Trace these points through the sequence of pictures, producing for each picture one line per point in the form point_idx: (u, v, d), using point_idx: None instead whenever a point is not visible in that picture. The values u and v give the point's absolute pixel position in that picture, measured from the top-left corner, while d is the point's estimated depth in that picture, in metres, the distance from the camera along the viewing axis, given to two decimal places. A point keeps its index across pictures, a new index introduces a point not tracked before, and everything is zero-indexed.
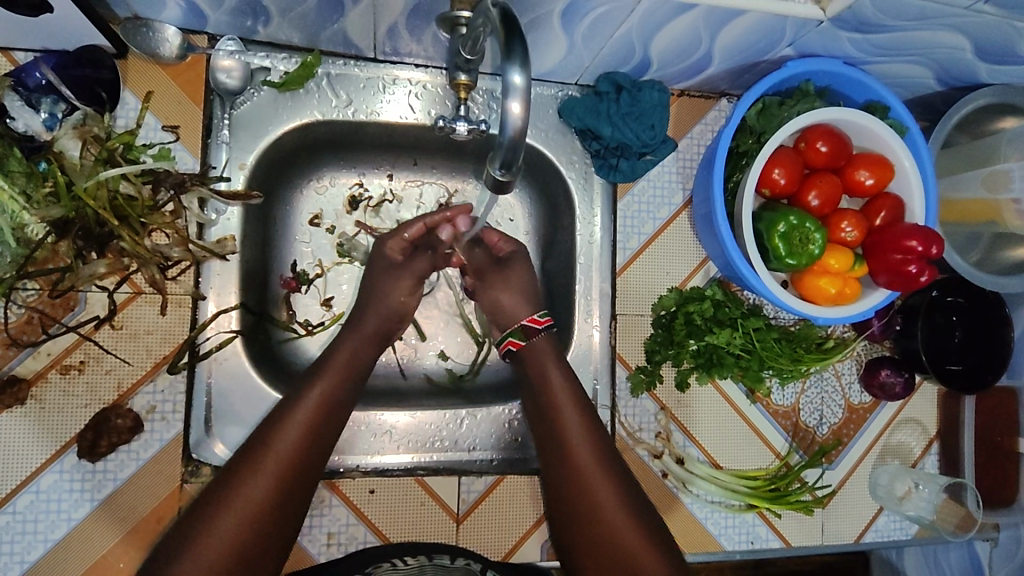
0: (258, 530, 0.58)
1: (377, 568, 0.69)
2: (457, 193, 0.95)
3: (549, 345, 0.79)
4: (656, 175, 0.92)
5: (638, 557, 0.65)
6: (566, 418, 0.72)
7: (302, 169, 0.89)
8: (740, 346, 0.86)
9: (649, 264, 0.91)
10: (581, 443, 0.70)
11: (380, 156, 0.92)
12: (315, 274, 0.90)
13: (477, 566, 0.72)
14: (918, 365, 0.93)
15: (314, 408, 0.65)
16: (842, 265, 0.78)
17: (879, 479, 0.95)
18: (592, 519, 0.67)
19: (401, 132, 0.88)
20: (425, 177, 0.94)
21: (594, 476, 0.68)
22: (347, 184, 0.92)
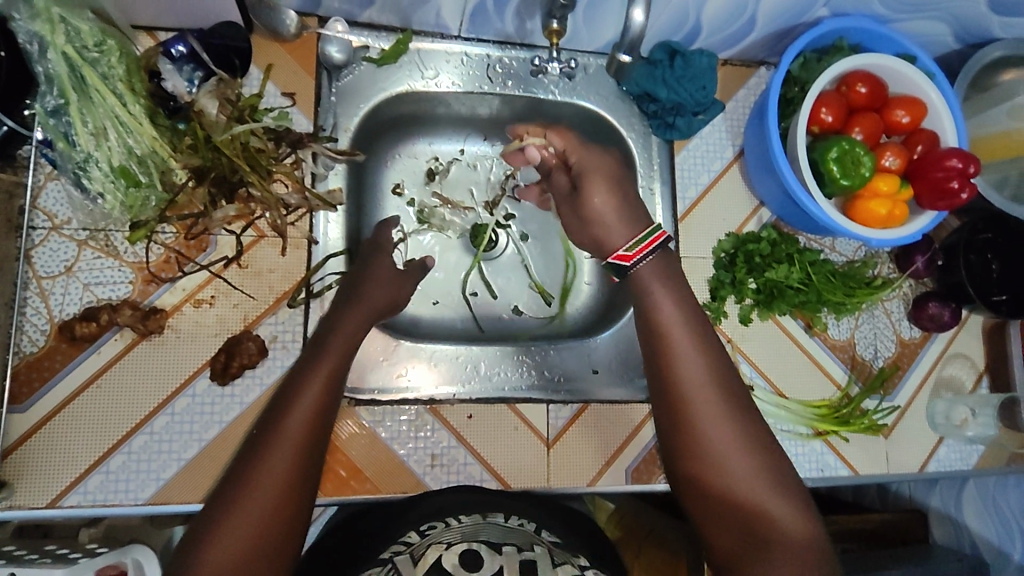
0: (271, 518, 0.60)
1: (431, 530, 0.68)
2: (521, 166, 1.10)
3: (642, 280, 0.76)
4: (707, 133, 1.02)
5: (755, 502, 0.65)
6: (674, 344, 0.71)
7: (393, 142, 1.05)
8: (798, 280, 0.94)
9: (706, 212, 1.00)
10: (688, 368, 0.70)
11: (455, 132, 1.07)
12: (398, 239, 1.04)
13: (532, 525, 0.71)
14: (963, 296, 1.00)
15: (326, 374, 0.70)
16: (891, 188, 0.85)
17: (935, 408, 1.01)
18: (704, 456, 0.67)
19: (478, 111, 1.04)
20: (492, 152, 1.10)
21: (703, 416, 0.68)
22: (426, 159, 1.07)
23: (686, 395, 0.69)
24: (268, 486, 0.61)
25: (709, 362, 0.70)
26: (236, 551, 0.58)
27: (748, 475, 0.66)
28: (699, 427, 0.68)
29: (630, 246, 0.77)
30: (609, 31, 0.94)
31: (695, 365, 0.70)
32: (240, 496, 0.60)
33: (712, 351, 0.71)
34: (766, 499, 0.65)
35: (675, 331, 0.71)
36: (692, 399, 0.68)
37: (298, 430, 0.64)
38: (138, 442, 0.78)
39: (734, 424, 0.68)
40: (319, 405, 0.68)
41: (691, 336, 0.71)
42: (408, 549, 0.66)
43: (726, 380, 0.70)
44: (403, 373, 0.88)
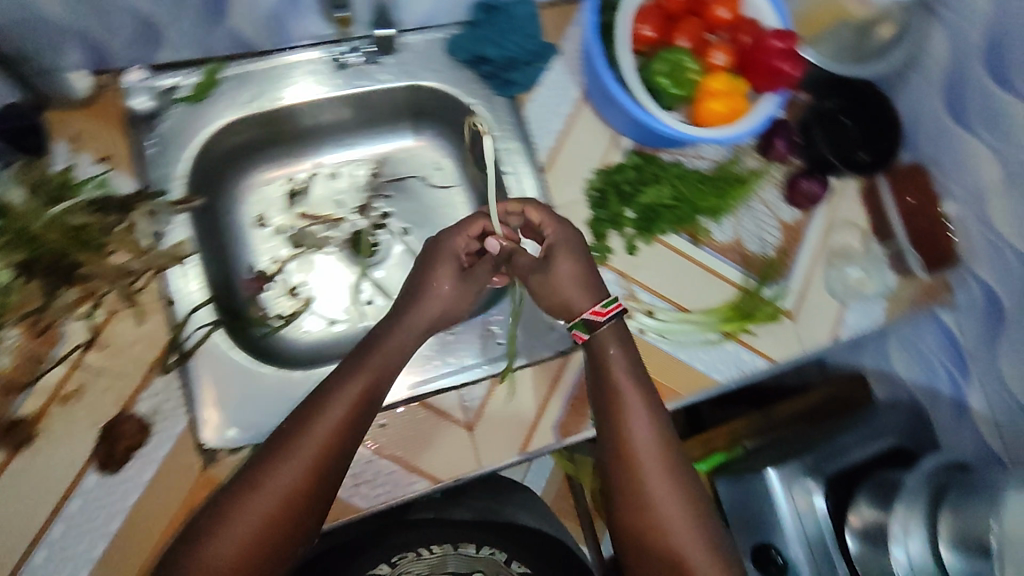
0: (266, 539, 0.69)
1: (404, 560, 1.02)
2: (382, 162, 1.09)
3: (604, 341, 0.83)
4: (550, 80, 1.01)
5: (682, 548, 0.77)
6: (625, 411, 0.80)
7: (240, 175, 1.02)
8: (670, 197, 0.96)
9: (568, 156, 0.99)
10: (646, 454, 0.79)
11: (304, 148, 1.06)
12: (273, 270, 1.02)
13: (501, 556, 1.05)
14: (829, 165, 1.03)
15: (359, 392, 0.76)
16: (723, 86, 0.86)
17: (832, 278, 1.04)
18: (641, 504, 0.78)
19: (320, 120, 1.02)
20: (349, 156, 1.09)
21: (647, 474, 0.78)
22: (283, 182, 1.05)
23: (637, 464, 0.79)
24: (268, 509, 0.69)
25: (662, 445, 0.79)
26: (250, 525, 0.69)
27: (680, 525, 0.77)
28: (642, 488, 0.78)
29: (604, 303, 0.84)
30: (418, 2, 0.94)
31: (649, 448, 0.79)
32: (262, 482, 0.70)
33: (655, 409, 0.81)
34: (688, 532, 0.77)
35: (625, 398, 0.81)
36: (636, 455, 0.79)
37: (323, 439, 0.72)
38: (39, 557, 0.74)
39: (674, 482, 0.79)
40: (334, 441, 0.73)
41: (648, 410, 0.80)
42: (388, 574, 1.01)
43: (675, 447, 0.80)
44: None
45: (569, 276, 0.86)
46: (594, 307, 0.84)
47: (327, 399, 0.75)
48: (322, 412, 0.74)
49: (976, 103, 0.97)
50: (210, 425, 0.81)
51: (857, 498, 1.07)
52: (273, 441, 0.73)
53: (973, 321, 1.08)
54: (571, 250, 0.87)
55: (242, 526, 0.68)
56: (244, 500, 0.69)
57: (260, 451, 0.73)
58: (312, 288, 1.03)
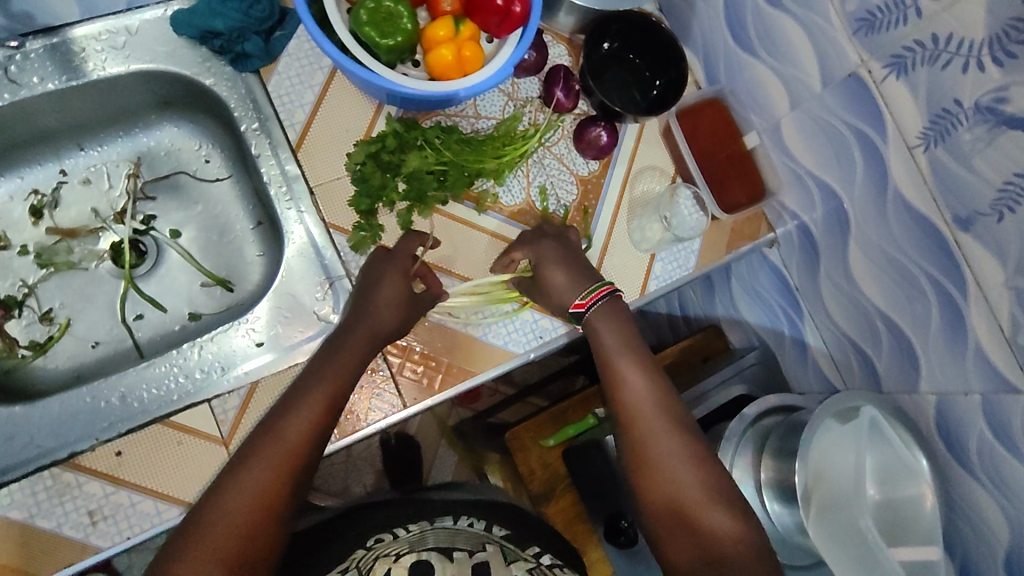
0: (252, 533, 0.68)
1: (378, 541, 0.87)
2: (141, 163, 0.99)
3: (595, 321, 0.86)
4: (297, 49, 0.91)
5: (709, 529, 0.74)
6: (625, 377, 0.84)
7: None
8: (436, 163, 0.87)
9: (323, 130, 0.90)
10: (656, 430, 0.80)
11: (42, 156, 0.95)
12: (23, 295, 0.91)
13: (482, 523, 0.92)
14: (615, 113, 0.96)
15: (329, 388, 0.76)
16: (448, 31, 0.78)
17: (636, 229, 0.97)
18: (667, 501, 0.77)
19: (45, 122, 0.90)
20: (101, 160, 0.98)
21: (665, 465, 0.79)
22: (24, 197, 0.95)
23: (650, 452, 0.79)
24: (245, 508, 0.68)
25: (666, 406, 0.83)
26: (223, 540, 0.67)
27: (699, 504, 0.76)
28: (662, 468, 0.78)
29: (584, 296, 0.86)
30: None
31: (661, 425, 0.81)
32: (233, 487, 0.69)
33: (682, 416, 0.82)
34: (709, 513, 0.75)
35: (617, 361, 0.85)
36: (644, 438, 0.80)
37: (296, 439, 0.73)
38: None
39: (697, 461, 0.79)
40: (311, 431, 0.74)
41: (665, 405, 0.82)
42: (356, 562, 0.84)
43: (669, 399, 0.83)
44: (34, 440, 0.75)
45: (559, 280, 0.88)
46: (575, 304, 0.86)
47: (296, 400, 0.75)
48: (291, 415, 0.74)
49: (753, 23, 0.91)
50: None
51: None
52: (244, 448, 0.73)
53: (794, 253, 1.02)
54: (562, 261, 0.88)
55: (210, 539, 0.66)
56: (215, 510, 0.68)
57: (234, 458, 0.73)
58: (71, 309, 0.93)
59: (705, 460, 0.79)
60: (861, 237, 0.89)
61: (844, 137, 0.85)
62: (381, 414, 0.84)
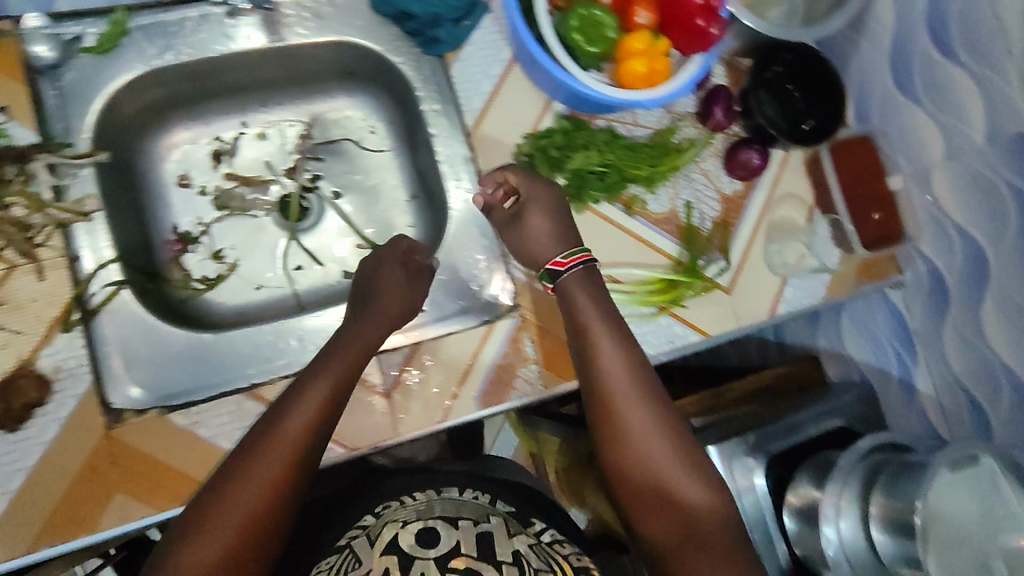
0: (273, 487, 0.69)
1: (386, 507, 0.88)
2: (313, 124, 1.06)
3: (569, 286, 0.86)
4: (481, 38, 0.97)
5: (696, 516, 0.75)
6: (601, 348, 0.81)
7: (163, 138, 0.98)
8: (597, 163, 0.92)
9: (496, 119, 0.96)
10: (632, 417, 0.78)
11: (228, 106, 1.01)
12: (198, 233, 0.99)
13: (485, 497, 0.92)
14: (769, 137, 0.99)
15: (322, 398, 0.74)
16: (644, 44, 0.81)
17: (774, 252, 1.01)
18: (655, 488, 0.76)
19: (239, 73, 0.96)
20: (277, 117, 1.05)
21: (653, 452, 0.77)
22: (207, 141, 1.01)
23: (626, 442, 0.78)
24: (247, 504, 0.67)
25: (650, 387, 0.80)
26: (232, 526, 0.66)
27: (689, 485, 0.76)
28: (648, 455, 0.77)
29: (567, 253, 0.87)
30: None
31: (640, 412, 0.78)
32: (235, 483, 0.68)
33: (662, 402, 0.80)
34: (698, 504, 0.75)
35: (591, 325, 0.83)
36: (625, 424, 0.78)
37: (293, 440, 0.71)
38: None
39: (677, 451, 0.77)
40: (313, 427, 0.72)
41: (645, 400, 0.79)
42: (365, 530, 0.83)
43: (640, 365, 0.82)
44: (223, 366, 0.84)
45: (544, 230, 0.88)
46: (557, 259, 0.87)
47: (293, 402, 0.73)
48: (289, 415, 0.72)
49: (921, 73, 0.94)
50: (116, 385, 0.80)
51: (797, 474, 1.04)
52: (244, 446, 0.71)
53: (919, 297, 1.04)
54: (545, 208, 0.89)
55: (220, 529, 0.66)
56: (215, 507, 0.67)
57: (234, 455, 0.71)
58: (238, 251, 1.00)
59: (679, 431, 0.79)
60: (1000, 292, 0.88)
61: (1001, 195, 0.85)
62: (520, 392, 0.88)
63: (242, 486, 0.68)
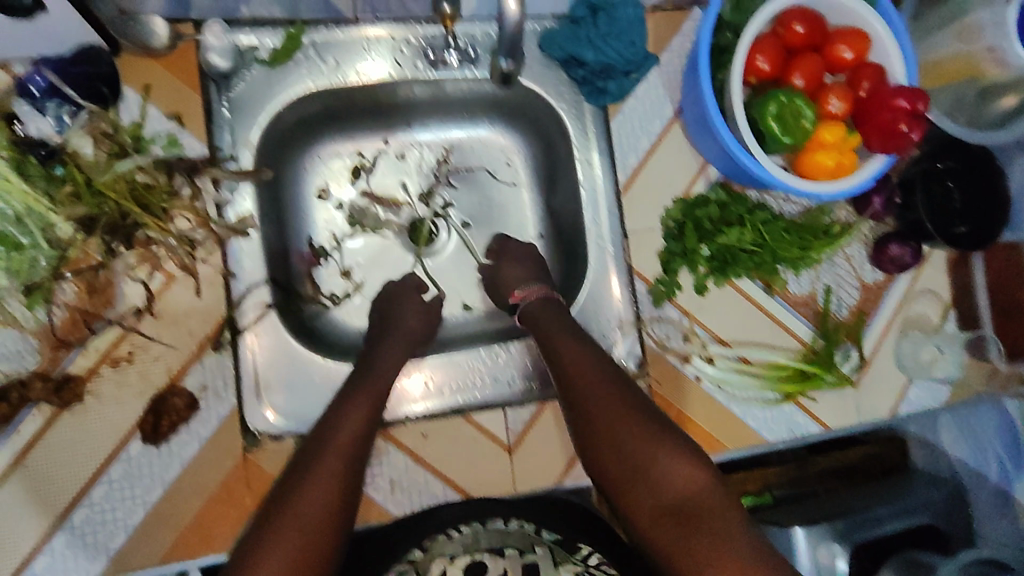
0: (341, 490, 0.69)
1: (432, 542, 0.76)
2: (453, 149, 1.03)
3: (537, 314, 0.87)
4: (644, 92, 0.94)
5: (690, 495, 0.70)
6: (563, 349, 0.81)
7: (308, 150, 0.96)
8: (750, 242, 0.89)
9: (650, 179, 0.93)
10: (605, 405, 0.76)
11: (374, 124, 0.99)
12: (331, 248, 0.98)
13: (532, 526, 0.79)
14: (924, 233, 0.95)
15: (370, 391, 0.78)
16: (836, 137, 0.78)
17: (904, 350, 0.99)
18: (645, 471, 0.72)
19: (393, 94, 0.93)
20: (418, 138, 1.02)
21: (635, 432, 0.73)
22: (349, 156, 0.99)
23: (607, 425, 0.75)
24: (319, 499, 0.67)
25: (607, 376, 0.78)
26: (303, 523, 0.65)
27: (680, 467, 0.71)
28: (627, 439, 0.73)
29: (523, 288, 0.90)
30: None
31: (614, 400, 0.76)
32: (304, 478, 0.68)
33: (629, 388, 0.78)
34: (689, 485, 0.71)
35: (557, 336, 0.82)
36: (601, 413, 0.75)
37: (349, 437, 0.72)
38: (79, 516, 0.74)
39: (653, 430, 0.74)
40: (365, 424, 0.74)
41: (617, 389, 0.77)
42: (413, 564, 0.76)
43: (604, 363, 0.80)
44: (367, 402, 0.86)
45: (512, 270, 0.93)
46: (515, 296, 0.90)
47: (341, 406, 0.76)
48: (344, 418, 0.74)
49: None
50: (256, 406, 0.80)
51: None
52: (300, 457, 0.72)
53: None
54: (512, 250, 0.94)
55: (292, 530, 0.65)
56: (285, 512, 0.66)
57: (294, 464, 0.71)
58: (367, 271, 1.00)
59: (651, 413, 0.76)
60: None
61: None
62: None
63: (310, 491, 0.67)
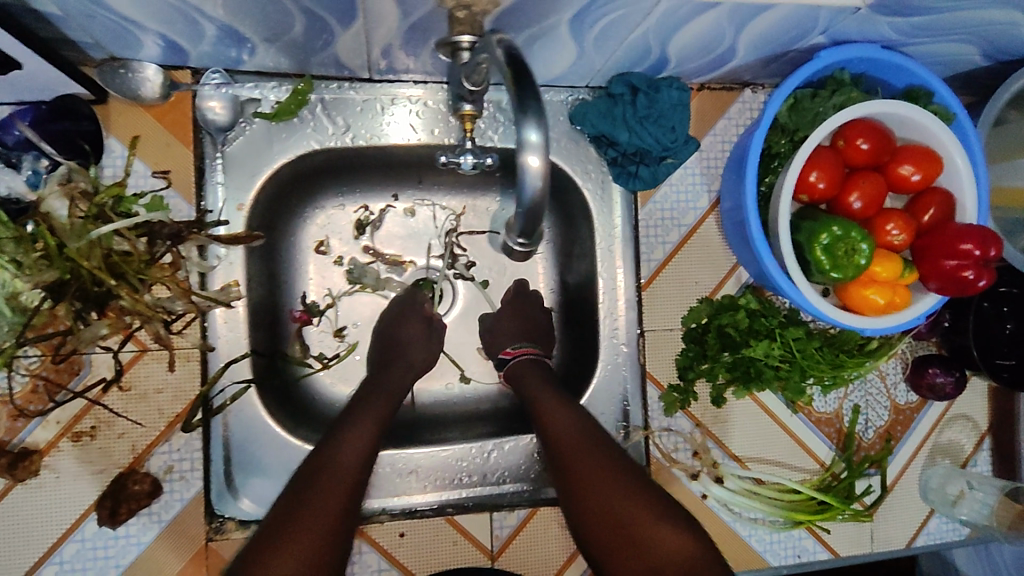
0: (348, 496, 0.67)
1: None
2: (467, 210, 0.91)
3: (524, 371, 0.81)
4: (679, 178, 0.86)
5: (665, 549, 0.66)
6: (541, 403, 0.76)
7: (302, 201, 0.85)
8: (780, 357, 0.81)
9: (675, 274, 0.86)
10: (580, 460, 0.71)
11: (383, 177, 0.88)
12: (326, 305, 0.88)
13: None
14: (969, 361, 0.87)
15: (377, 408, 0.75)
16: (891, 274, 0.71)
17: (930, 482, 0.91)
18: (616, 528, 0.67)
19: (403, 154, 0.83)
20: (431, 195, 0.91)
21: (605, 487, 0.69)
22: (353, 209, 0.88)
23: (580, 480, 0.70)
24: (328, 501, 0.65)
25: (580, 427, 0.73)
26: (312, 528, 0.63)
27: (653, 522, 0.67)
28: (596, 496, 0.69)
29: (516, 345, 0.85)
30: (566, 63, 0.75)
31: (586, 455, 0.71)
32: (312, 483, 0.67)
33: (603, 439, 0.73)
34: (667, 537, 0.66)
35: (542, 400, 0.76)
36: (573, 467, 0.71)
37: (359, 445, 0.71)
38: None
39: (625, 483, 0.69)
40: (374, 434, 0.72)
41: (589, 442, 0.72)
42: None
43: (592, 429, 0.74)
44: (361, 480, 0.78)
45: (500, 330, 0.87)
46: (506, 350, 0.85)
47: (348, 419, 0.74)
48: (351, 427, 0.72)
49: None
50: (222, 492, 0.74)
51: None
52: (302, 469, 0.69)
53: None
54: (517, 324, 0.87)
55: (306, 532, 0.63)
56: (296, 513, 0.64)
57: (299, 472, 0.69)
58: (362, 333, 0.89)
59: (627, 466, 0.71)
60: None
61: None
62: None
63: (287, 551, 0.62)
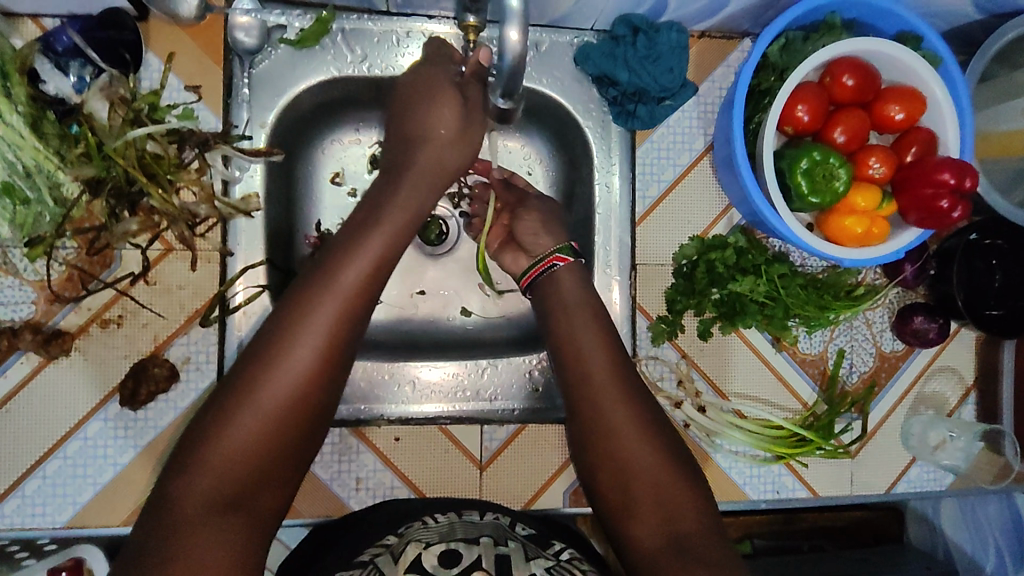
0: (295, 407, 0.59)
1: (408, 526, 0.68)
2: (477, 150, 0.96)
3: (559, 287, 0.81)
4: (676, 121, 0.90)
5: (679, 510, 0.65)
6: (581, 337, 0.76)
7: (321, 129, 0.90)
8: (764, 294, 0.84)
9: (668, 212, 0.90)
10: (613, 406, 0.71)
11: None
12: (338, 233, 0.92)
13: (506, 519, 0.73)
14: (953, 310, 0.90)
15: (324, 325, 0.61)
16: (869, 204, 0.75)
17: (912, 429, 0.93)
18: (630, 477, 0.67)
19: None
20: None
21: (631, 437, 0.69)
22: (368, 143, 0.93)
23: (606, 424, 0.70)
24: (272, 411, 0.58)
25: (618, 370, 0.73)
26: (249, 441, 0.57)
27: (679, 485, 0.67)
28: (620, 443, 0.69)
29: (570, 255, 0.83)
30: (570, 0, 0.79)
31: (619, 401, 0.71)
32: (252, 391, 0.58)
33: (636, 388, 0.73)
34: (683, 497, 0.66)
35: (577, 329, 0.77)
36: (602, 412, 0.71)
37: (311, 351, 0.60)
38: (52, 466, 0.77)
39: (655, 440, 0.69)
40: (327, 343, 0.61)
41: (623, 390, 0.72)
42: (388, 548, 0.64)
43: (627, 377, 0.73)
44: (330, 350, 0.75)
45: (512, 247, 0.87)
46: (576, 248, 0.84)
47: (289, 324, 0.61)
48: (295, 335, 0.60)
49: None
50: None
51: None
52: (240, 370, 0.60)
53: None
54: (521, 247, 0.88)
55: (241, 446, 0.57)
56: (233, 425, 0.57)
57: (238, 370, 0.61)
58: None
59: (657, 421, 0.71)
60: None
61: None
62: None
63: (222, 466, 0.56)
